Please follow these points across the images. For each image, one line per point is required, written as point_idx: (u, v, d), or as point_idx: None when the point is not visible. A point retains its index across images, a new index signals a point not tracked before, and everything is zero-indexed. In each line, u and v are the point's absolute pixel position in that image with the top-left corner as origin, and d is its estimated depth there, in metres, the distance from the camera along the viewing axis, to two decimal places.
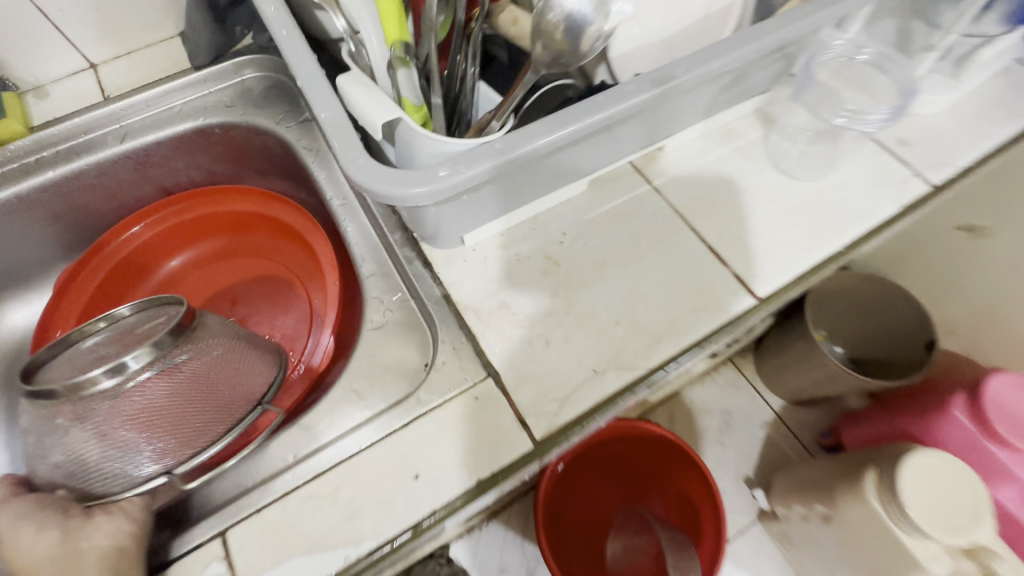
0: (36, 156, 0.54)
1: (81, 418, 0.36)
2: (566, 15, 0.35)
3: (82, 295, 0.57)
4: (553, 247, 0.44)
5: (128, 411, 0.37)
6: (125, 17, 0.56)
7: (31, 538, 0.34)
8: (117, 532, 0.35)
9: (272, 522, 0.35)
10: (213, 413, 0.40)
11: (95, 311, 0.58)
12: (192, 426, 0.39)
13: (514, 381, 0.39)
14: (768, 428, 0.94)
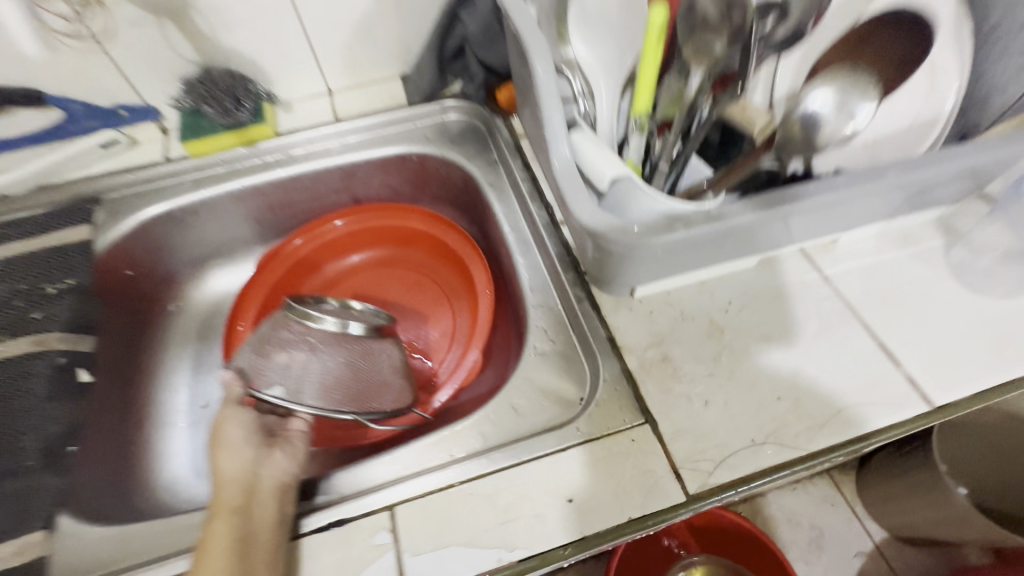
0: (274, 157, 0.65)
1: (293, 341, 0.47)
2: (810, 110, 0.40)
3: (269, 277, 0.65)
4: (717, 314, 0.46)
5: (319, 356, 0.47)
6: (366, 56, 0.67)
7: (231, 457, 0.42)
8: (292, 465, 0.43)
9: (436, 507, 0.39)
10: (359, 397, 0.49)
11: (274, 294, 0.65)
12: (344, 391, 0.48)
13: (670, 433, 0.41)
14: (863, 558, 0.88)
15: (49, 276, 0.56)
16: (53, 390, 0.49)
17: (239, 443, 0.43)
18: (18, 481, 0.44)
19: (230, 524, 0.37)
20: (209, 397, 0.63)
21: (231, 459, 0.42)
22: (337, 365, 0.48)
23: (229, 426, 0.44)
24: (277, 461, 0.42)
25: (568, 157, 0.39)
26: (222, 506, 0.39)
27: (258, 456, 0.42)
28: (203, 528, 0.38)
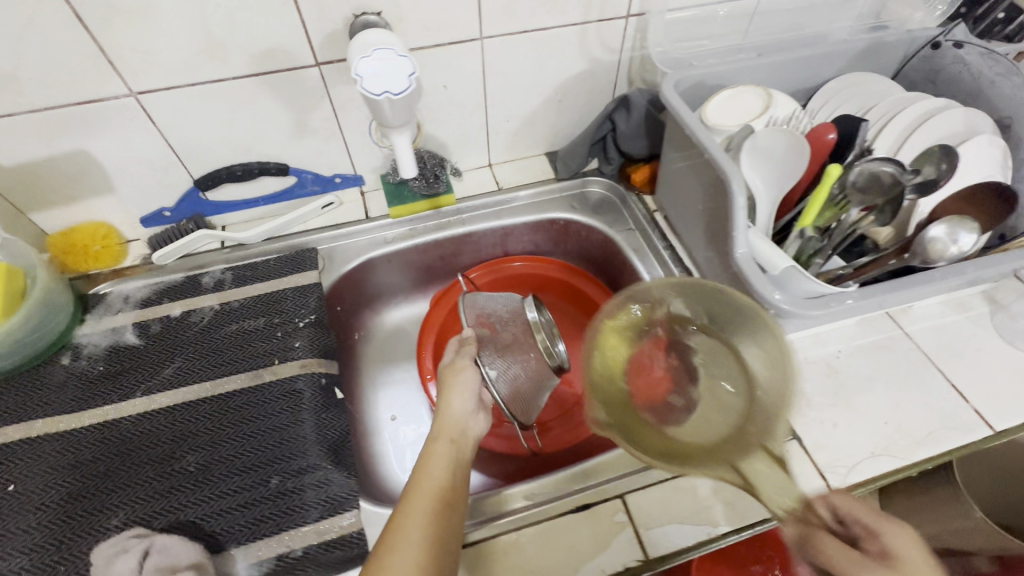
0: (453, 217, 0.81)
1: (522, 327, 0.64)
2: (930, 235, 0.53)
3: (440, 312, 0.80)
4: (832, 359, 0.63)
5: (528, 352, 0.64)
6: (524, 139, 0.84)
7: (460, 400, 0.57)
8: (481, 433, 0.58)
9: (655, 495, 0.54)
10: (521, 404, 0.65)
11: (443, 326, 0.80)
12: (518, 393, 0.64)
13: (813, 445, 0.57)
14: None
15: (295, 311, 0.70)
16: (320, 404, 0.63)
17: (464, 390, 0.58)
18: (318, 475, 0.57)
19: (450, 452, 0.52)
20: (397, 411, 0.77)
21: (457, 400, 0.57)
22: (530, 370, 0.64)
23: (468, 375, 0.59)
24: (479, 423, 0.58)
25: (746, 250, 0.56)
26: (443, 435, 0.54)
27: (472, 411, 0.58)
28: (427, 446, 0.53)
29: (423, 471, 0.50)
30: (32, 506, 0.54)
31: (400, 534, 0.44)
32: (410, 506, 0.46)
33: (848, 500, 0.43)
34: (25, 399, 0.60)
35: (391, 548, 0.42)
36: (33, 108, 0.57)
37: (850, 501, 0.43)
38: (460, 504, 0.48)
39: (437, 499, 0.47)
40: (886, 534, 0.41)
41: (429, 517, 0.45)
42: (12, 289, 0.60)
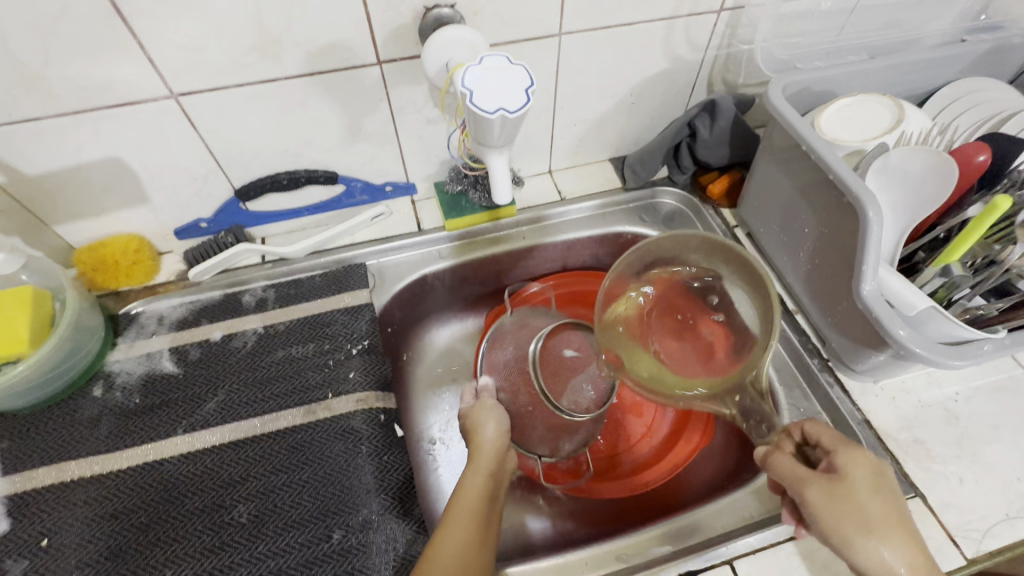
0: (512, 231, 0.74)
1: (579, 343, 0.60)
2: None
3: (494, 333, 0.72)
4: (950, 402, 0.56)
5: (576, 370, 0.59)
6: (589, 144, 0.76)
7: (490, 429, 0.52)
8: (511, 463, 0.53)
9: (765, 561, 0.49)
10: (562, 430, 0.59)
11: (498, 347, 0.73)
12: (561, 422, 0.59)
13: (939, 505, 0.51)
14: None
15: (346, 336, 0.64)
16: (381, 444, 0.57)
17: (495, 419, 0.53)
18: (384, 530, 0.51)
19: (483, 485, 0.47)
20: (451, 440, 0.70)
21: (490, 432, 0.52)
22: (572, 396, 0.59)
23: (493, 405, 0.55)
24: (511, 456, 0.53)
25: (874, 286, 0.49)
26: (479, 467, 0.49)
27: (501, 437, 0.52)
28: (461, 478, 0.48)
29: (450, 513, 0.45)
30: (69, 564, 0.48)
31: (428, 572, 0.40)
32: (437, 545, 0.42)
33: (821, 428, 0.43)
34: (56, 438, 0.54)
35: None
36: (61, 111, 0.50)
37: (820, 428, 0.43)
38: (489, 542, 0.44)
39: (465, 537, 0.43)
40: (837, 453, 0.41)
41: (457, 553, 0.41)
42: (39, 315, 0.53)
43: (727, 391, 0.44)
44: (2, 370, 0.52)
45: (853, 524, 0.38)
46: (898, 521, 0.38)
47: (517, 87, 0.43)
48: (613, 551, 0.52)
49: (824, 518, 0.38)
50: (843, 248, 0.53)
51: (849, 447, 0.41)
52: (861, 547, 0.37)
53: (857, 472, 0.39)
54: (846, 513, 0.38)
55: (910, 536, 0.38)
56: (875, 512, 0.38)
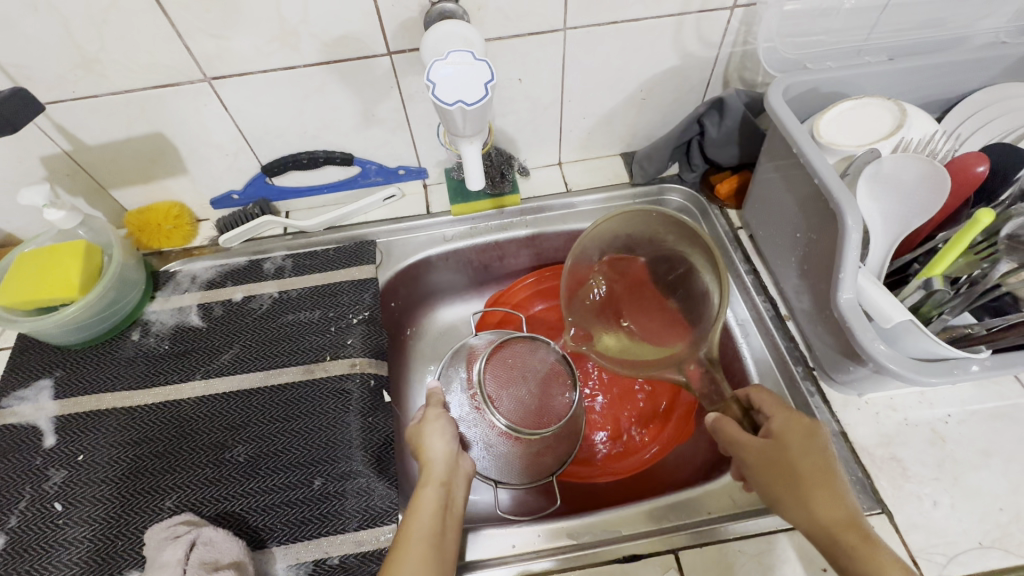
0: (518, 219, 0.76)
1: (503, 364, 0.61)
2: None
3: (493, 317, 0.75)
4: (939, 424, 0.54)
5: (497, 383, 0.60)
6: (599, 139, 0.77)
7: (437, 442, 0.53)
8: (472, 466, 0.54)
9: (712, 555, 0.49)
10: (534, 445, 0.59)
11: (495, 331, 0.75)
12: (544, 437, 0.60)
13: (906, 525, 0.49)
14: None
15: (349, 306, 0.69)
16: (367, 407, 0.62)
17: (442, 435, 0.54)
18: (360, 482, 0.56)
19: (440, 496, 0.49)
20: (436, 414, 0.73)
21: (441, 448, 0.53)
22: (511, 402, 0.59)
23: (436, 418, 0.56)
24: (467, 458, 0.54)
25: (853, 294, 0.47)
26: (433, 478, 0.50)
27: (451, 453, 0.53)
28: (416, 491, 0.50)
29: (410, 521, 0.47)
30: (98, 478, 0.56)
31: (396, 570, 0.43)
32: (404, 548, 0.45)
33: (760, 395, 0.50)
34: (98, 372, 0.63)
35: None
36: (115, 91, 0.58)
37: (764, 397, 0.49)
38: (449, 547, 0.47)
39: (426, 543, 0.45)
40: (772, 418, 0.47)
41: (420, 555, 0.44)
42: (91, 266, 0.62)
43: (686, 357, 0.51)
44: (58, 310, 0.61)
45: (785, 485, 0.44)
46: (828, 481, 0.43)
47: (477, 79, 0.45)
48: (566, 528, 0.54)
49: (762, 479, 0.45)
50: (831, 255, 0.52)
51: (786, 413, 0.48)
52: (793, 505, 0.44)
53: (793, 435, 0.46)
54: (779, 476, 0.44)
55: (836, 494, 0.43)
56: (806, 471, 0.44)
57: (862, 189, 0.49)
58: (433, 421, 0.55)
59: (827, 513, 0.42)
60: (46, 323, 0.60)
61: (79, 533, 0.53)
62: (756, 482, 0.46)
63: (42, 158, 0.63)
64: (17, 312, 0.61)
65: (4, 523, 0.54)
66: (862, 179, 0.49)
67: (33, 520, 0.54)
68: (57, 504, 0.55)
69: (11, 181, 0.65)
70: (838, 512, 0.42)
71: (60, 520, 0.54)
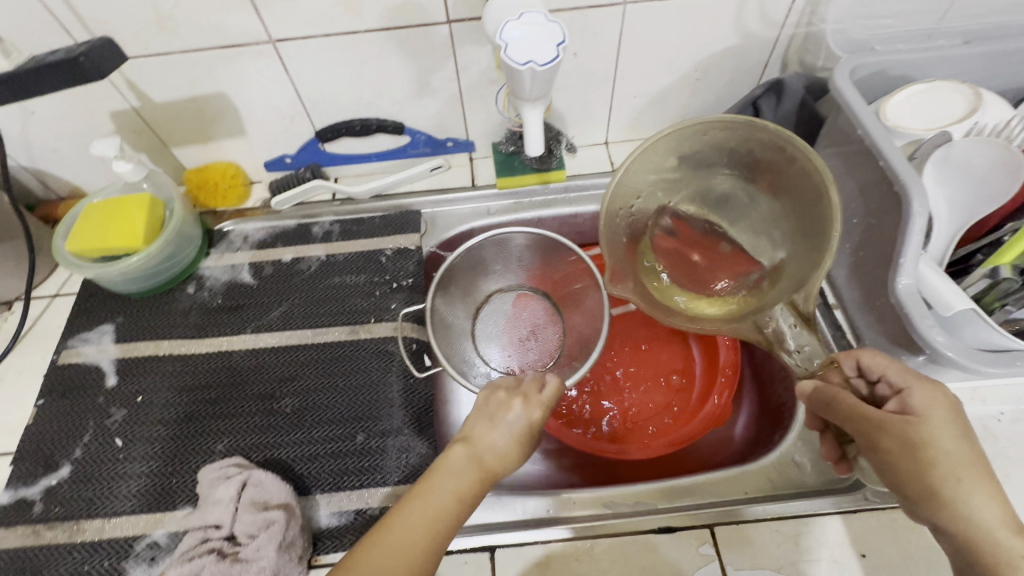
0: (563, 195, 0.76)
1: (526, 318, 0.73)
2: None
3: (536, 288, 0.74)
4: (991, 421, 0.53)
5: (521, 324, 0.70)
6: (648, 119, 0.76)
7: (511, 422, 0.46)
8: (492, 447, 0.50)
9: (748, 533, 0.49)
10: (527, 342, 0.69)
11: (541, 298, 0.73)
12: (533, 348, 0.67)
13: None
14: None
15: (394, 272, 0.70)
16: (409, 369, 0.63)
17: (492, 417, 0.46)
18: (401, 440, 0.58)
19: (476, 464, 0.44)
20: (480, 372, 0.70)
21: (504, 440, 0.44)
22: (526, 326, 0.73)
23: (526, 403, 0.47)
24: None
25: (913, 281, 0.46)
26: (471, 453, 0.43)
27: (509, 449, 0.44)
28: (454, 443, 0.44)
29: (428, 477, 0.42)
30: (155, 419, 0.59)
31: (397, 517, 0.40)
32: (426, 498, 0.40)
33: (880, 360, 0.42)
34: (156, 321, 0.66)
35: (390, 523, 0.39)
36: (184, 49, 0.60)
37: (882, 360, 0.42)
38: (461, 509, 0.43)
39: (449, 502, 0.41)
40: (912, 393, 0.39)
41: (429, 511, 0.40)
42: (153, 218, 0.65)
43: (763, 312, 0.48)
44: (122, 259, 0.63)
45: (935, 478, 0.37)
46: (985, 470, 0.37)
47: (548, 40, 0.45)
48: (602, 497, 0.53)
49: (906, 469, 0.37)
50: (890, 241, 0.50)
51: (925, 386, 0.40)
52: (931, 505, 0.37)
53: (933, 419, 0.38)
54: (921, 465, 0.37)
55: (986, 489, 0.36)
56: (961, 462, 0.37)
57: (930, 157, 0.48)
58: (496, 393, 0.48)
59: (986, 513, 0.35)
60: (110, 271, 0.63)
61: (137, 468, 0.56)
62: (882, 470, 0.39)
63: (112, 113, 0.66)
64: (83, 258, 0.64)
65: (69, 454, 0.57)
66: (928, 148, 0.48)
67: (97, 454, 0.57)
68: (118, 440, 0.58)
69: (82, 135, 0.68)
70: (996, 511, 0.35)
71: (121, 455, 0.57)
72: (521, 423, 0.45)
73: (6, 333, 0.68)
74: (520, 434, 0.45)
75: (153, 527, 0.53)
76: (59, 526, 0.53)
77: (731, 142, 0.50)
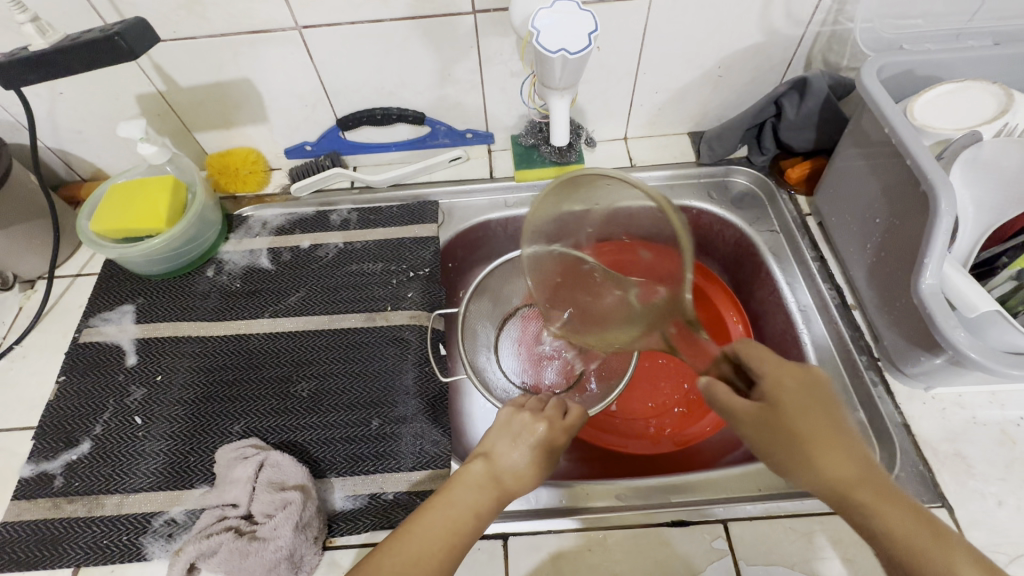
0: None
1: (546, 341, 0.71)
2: None
3: None
4: (1010, 426, 0.53)
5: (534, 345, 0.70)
6: (668, 115, 0.76)
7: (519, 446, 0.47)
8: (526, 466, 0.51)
9: (762, 530, 0.49)
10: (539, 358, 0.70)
11: None
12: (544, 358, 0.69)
13: (968, 522, 0.48)
14: None
15: (410, 261, 0.71)
16: (424, 357, 0.63)
17: (514, 437, 0.48)
18: (415, 427, 0.58)
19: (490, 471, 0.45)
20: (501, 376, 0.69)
21: (521, 461, 0.46)
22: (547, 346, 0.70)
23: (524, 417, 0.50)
24: None
25: (936, 281, 0.46)
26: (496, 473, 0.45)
27: (528, 467, 0.46)
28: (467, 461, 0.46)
29: (451, 489, 0.43)
30: (172, 399, 0.60)
31: (419, 525, 0.40)
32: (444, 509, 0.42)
33: (750, 348, 0.42)
34: (175, 303, 0.67)
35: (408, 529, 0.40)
36: (212, 33, 0.61)
37: (756, 350, 0.42)
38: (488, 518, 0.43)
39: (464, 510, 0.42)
40: (744, 353, 0.42)
41: (449, 520, 0.41)
42: (176, 201, 0.66)
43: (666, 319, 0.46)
44: (145, 240, 0.64)
45: (782, 446, 0.38)
46: (832, 435, 0.37)
47: (580, 29, 0.45)
48: (616, 490, 0.53)
49: (758, 444, 0.39)
50: (914, 240, 0.50)
51: (772, 361, 0.41)
52: (797, 472, 0.37)
53: (789, 390, 0.39)
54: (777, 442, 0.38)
55: (844, 449, 0.37)
56: (803, 427, 0.37)
57: (960, 151, 0.47)
58: (521, 412, 0.50)
59: (831, 473, 0.36)
60: (133, 252, 0.63)
61: (155, 446, 0.57)
62: (754, 446, 0.40)
63: (137, 96, 0.67)
64: (106, 238, 0.64)
65: (89, 431, 0.58)
66: (956, 145, 0.48)
67: (115, 430, 0.58)
68: (137, 418, 0.59)
69: (108, 117, 0.69)
70: (846, 470, 0.36)
71: (140, 432, 0.58)
72: (542, 443, 0.47)
73: (28, 310, 0.69)
74: (537, 455, 0.47)
75: (170, 505, 0.54)
76: (78, 501, 0.54)
77: (574, 185, 0.49)
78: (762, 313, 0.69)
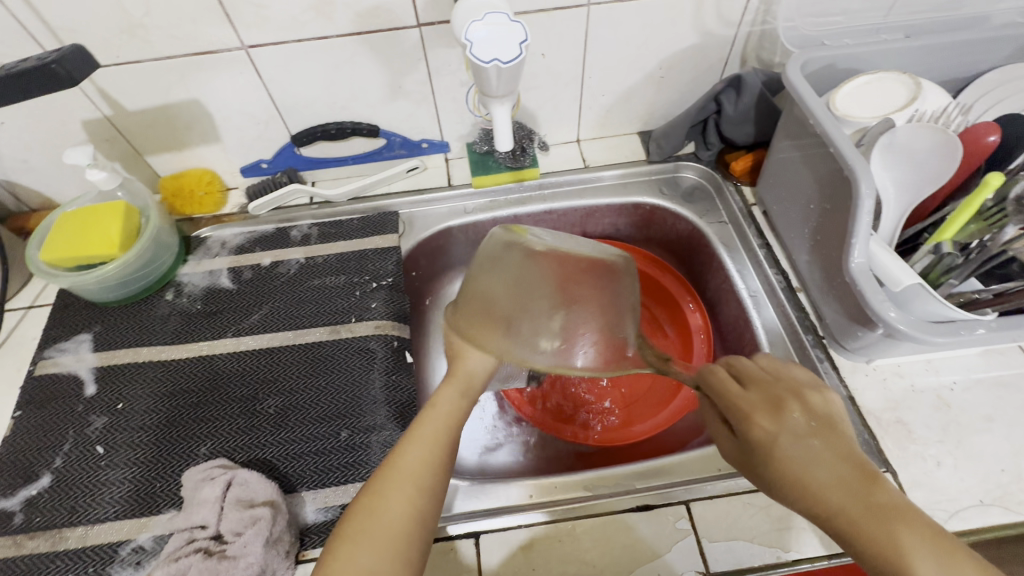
0: (538, 192, 0.77)
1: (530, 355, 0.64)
2: None
3: None
4: (945, 391, 0.56)
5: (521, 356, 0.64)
6: (617, 117, 0.79)
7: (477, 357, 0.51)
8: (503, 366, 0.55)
9: (722, 507, 0.51)
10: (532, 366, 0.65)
11: None
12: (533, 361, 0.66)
13: (909, 483, 0.51)
14: None
15: (374, 272, 0.71)
16: (391, 366, 0.64)
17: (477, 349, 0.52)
18: (385, 435, 0.59)
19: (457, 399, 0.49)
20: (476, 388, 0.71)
21: (482, 357, 0.52)
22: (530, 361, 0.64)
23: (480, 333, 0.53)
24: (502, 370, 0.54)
25: (864, 259, 0.49)
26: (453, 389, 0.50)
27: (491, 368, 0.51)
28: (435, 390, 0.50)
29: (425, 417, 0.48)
30: (136, 425, 0.59)
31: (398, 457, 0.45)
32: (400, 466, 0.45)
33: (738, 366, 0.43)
34: (134, 328, 0.66)
35: (374, 512, 0.41)
36: (156, 56, 0.61)
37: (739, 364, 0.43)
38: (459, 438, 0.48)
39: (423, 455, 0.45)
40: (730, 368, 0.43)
41: (424, 453, 0.45)
42: (129, 225, 0.65)
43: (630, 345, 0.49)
44: (99, 267, 0.63)
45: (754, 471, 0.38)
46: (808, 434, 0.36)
47: (511, 39, 0.47)
48: (584, 481, 0.54)
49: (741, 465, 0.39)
50: (843, 222, 0.53)
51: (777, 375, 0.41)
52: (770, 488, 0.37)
53: (762, 415, 0.37)
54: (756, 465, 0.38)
55: (824, 460, 0.35)
56: (775, 457, 0.36)
57: (877, 136, 0.51)
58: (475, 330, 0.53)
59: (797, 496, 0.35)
60: (88, 279, 0.63)
61: (119, 474, 0.56)
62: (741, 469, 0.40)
63: (83, 122, 0.66)
64: (59, 267, 0.63)
65: (49, 464, 0.57)
66: (873, 132, 0.51)
67: (77, 462, 0.57)
68: (99, 448, 0.58)
69: (55, 145, 0.68)
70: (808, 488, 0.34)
71: (103, 462, 0.57)
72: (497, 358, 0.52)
73: None
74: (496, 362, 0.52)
75: (137, 532, 0.53)
76: (40, 536, 0.53)
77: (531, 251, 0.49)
78: (716, 300, 0.72)
